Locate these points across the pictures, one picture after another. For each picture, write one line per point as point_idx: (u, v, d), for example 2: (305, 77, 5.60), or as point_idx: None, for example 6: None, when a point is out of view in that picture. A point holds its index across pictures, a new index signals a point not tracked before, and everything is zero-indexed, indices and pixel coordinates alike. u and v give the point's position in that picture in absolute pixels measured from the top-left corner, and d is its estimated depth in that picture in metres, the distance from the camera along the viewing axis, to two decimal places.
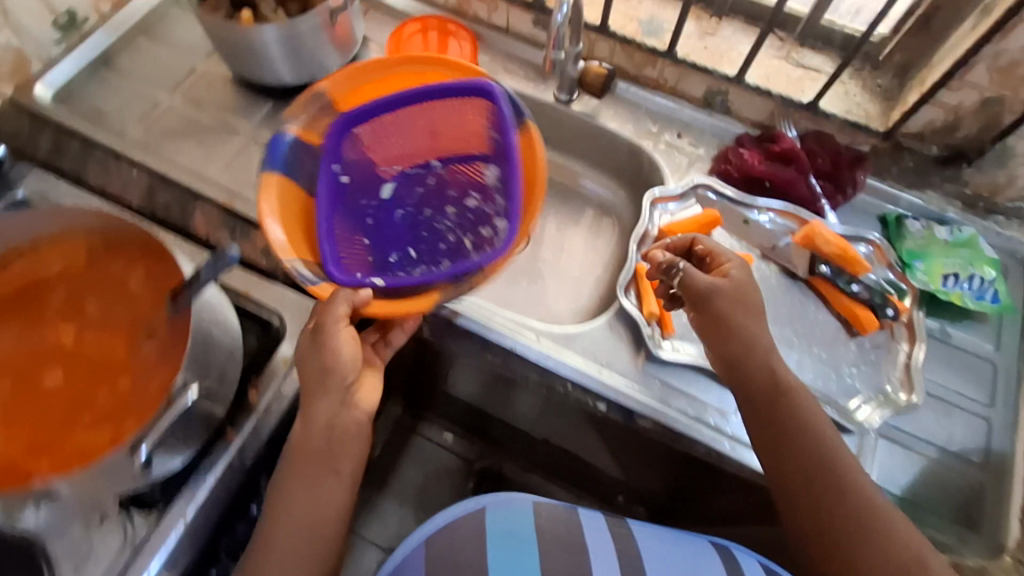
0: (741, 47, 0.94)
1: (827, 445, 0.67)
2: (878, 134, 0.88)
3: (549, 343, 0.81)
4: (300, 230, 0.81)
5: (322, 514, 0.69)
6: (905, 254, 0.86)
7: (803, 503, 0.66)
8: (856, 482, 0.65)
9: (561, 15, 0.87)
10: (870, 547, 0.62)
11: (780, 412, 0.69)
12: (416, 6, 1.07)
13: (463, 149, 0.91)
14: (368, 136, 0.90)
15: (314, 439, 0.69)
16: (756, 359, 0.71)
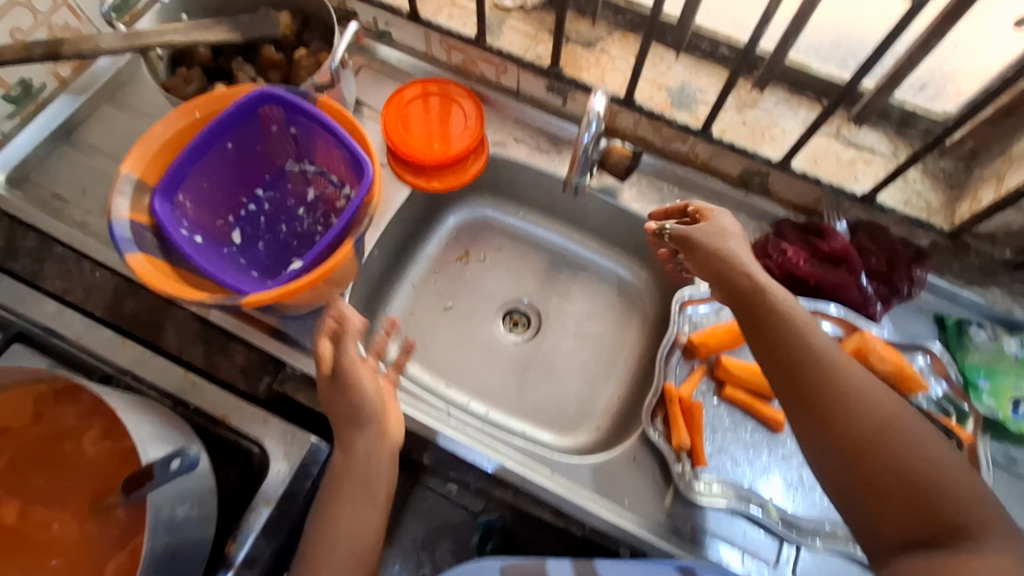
0: (785, 122, 0.83)
1: (810, 331, 0.58)
2: (942, 233, 0.77)
3: (565, 482, 0.71)
4: (185, 284, 0.66)
5: (366, 541, 0.62)
6: (968, 370, 0.77)
7: (806, 400, 0.55)
8: (848, 368, 0.56)
9: (589, 134, 0.72)
10: (891, 438, 0.51)
11: (761, 310, 0.60)
12: (417, 65, 0.96)
13: (281, 158, 0.78)
14: (194, 199, 0.72)
15: (351, 474, 0.63)
16: (732, 269, 0.64)
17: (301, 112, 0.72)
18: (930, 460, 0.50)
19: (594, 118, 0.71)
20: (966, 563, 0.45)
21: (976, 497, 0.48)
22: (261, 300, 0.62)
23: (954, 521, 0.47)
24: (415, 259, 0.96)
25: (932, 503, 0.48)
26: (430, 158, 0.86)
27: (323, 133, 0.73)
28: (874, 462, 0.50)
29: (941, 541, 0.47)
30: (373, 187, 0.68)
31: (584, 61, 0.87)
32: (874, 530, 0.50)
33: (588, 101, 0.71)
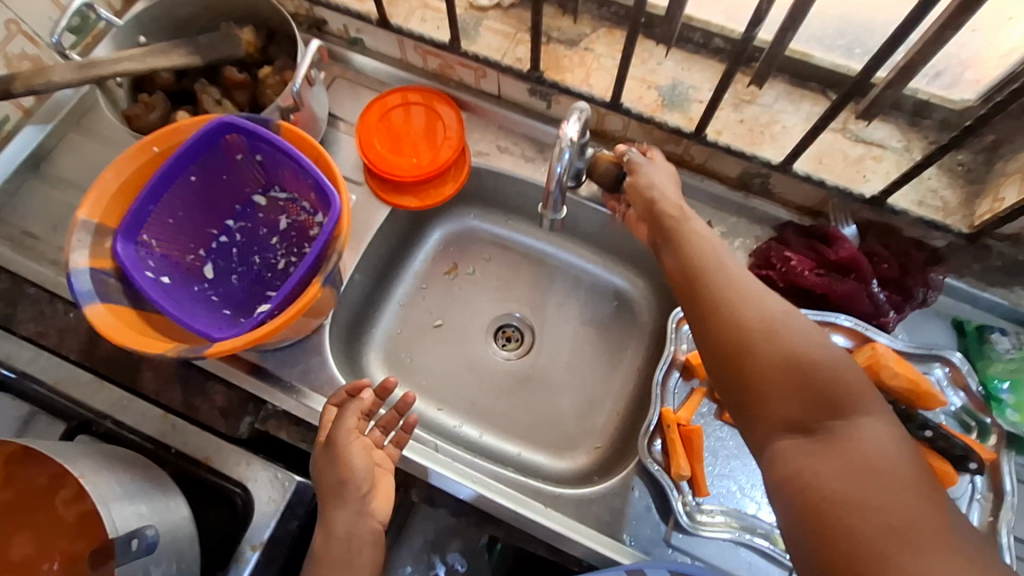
0: (786, 118, 0.76)
1: (704, 249, 0.59)
2: (962, 235, 0.71)
3: (559, 515, 0.69)
4: (151, 334, 0.64)
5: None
6: (990, 380, 0.72)
7: (694, 305, 0.56)
8: (733, 270, 0.56)
9: (561, 165, 0.63)
10: (773, 334, 0.50)
11: (671, 234, 0.62)
12: (393, 72, 0.91)
13: (250, 185, 0.74)
14: (160, 236, 0.70)
15: (332, 556, 0.61)
16: (649, 201, 0.67)
17: (262, 139, 0.68)
18: (811, 352, 0.49)
19: (567, 148, 0.62)
20: (849, 445, 0.45)
21: (858, 383, 0.48)
22: (226, 350, 0.59)
23: (838, 407, 0.47)
24: (401, 276, 0.93)
25: (816, 391, 0.48)
26: (409, 174, 0.83)
27: (288, 161, 0.69)
28: (757, 355, 0.50)
29: (824, 427, 0.47)
30: (341, 218, 0.63)
31: (567, 61, 0.81)
32: (764, 425, 0.49)
33: (560, 128, 0.61)
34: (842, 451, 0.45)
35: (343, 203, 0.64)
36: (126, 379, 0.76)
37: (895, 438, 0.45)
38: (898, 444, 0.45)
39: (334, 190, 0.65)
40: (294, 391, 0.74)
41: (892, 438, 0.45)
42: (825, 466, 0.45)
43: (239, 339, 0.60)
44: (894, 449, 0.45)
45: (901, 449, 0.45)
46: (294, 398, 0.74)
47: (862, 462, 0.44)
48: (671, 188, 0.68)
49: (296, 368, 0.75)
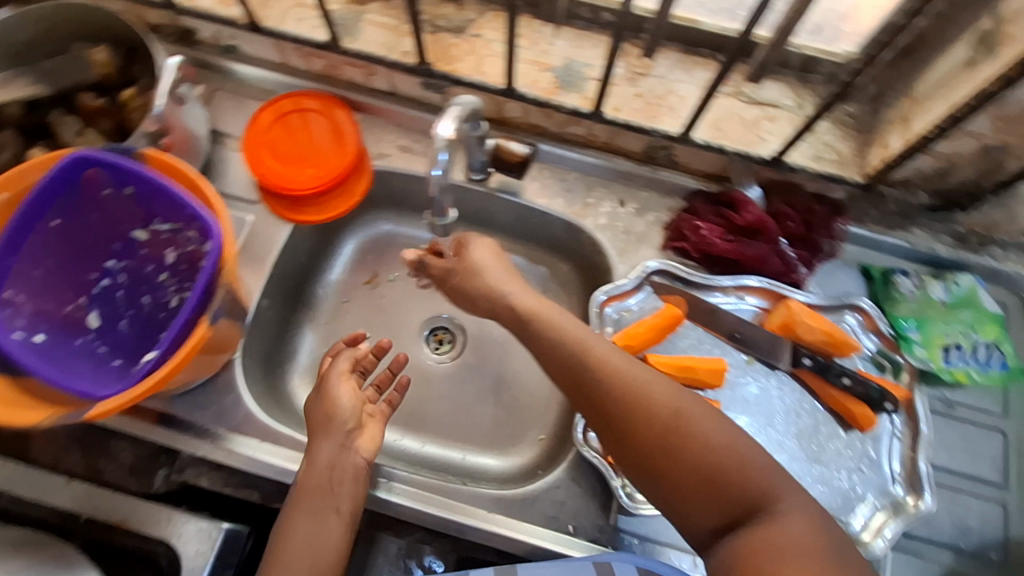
0: (681, 88, 0.76)
1: (590, 347, 0.56)
2: (856, 185, 0.73)
3: (504, 518, 0.68)
4: (24, 404, 0.57)
5: (320, 556, 0.57)
6: (898, 322, 0.74)
7: (606, 417, 0.54)
8: (631, 369, 0.55)
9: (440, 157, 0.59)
10: (682, 435, 0.51)
11: (552, 339, 0.58)
12: (277, 78, 0.85)
13: (124, 222, 0.68)
14: (28, 291, 0.63)
15: (314, 481, 0.61)
16: (502, 310, 0.63)
17: (125, 170, 0.62)
18: (721, 449, 0.50)
19: (443, 150, 0.54)
20: (769, 538, 0.47)
21: (766, 469, 0.50)
22: (110, 410, 0.54)
23: (755, 497, 0.49)
24: (319, 293, 0.88)
25: (732, 487, 0.49)
26: (308, 187, 0.78)
27: (159, 191, 0.63)
28: (678, 462, 0.50)
29: (745, 517, 0.49)
30: (225, 245, 0.58)
31: (457, 50, 0.78)
32: (691, 525, 0.51)
33: (432, 128, 0.55)
34: (763, 541, 0.47)
35: (226, 231, 0.59)
36: (22, 451, 0.70)
37: (806, 516, 0.48)
38: (809, 518, 0.48)
39: (213, 217, 0.60)
40: (210, 435, 0.69)
41: (805, 515, 0.49)
42: (750, 563, 0.47)
43: (125, 394, 0.55)
44: (809, 527, 0.48)
45: (814, 526, 0.48)
46: (211, 442, 0.69)
47: (783, 549, 0.46)
48: (531, 291, 0.63)
49: (209, 410, 0.70)
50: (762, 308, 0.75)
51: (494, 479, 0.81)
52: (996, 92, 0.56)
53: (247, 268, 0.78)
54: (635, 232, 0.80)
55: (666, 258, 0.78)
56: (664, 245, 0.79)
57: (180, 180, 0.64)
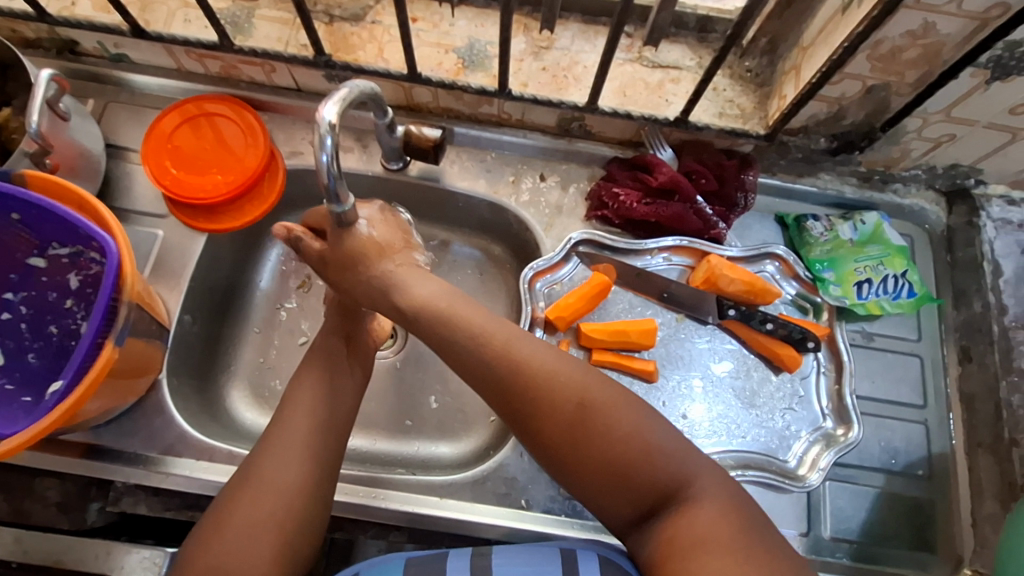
0: (585, 58, 0.76)
1: (489, 339, 0.53)
2: (760, 137, 0.75)
3: (455, 501, 0.69)
4: None
5: (334, 413, 0.56)
6: (814, 264, 0.77)
7: (517, 417, 0.52)
8: (536, 365, 0.52)
9: (327, 156, 0.53)
10: (590, 424, 0.50)
11: (451, 341, 0.54)
12: (174, 86, 0.81)
13: (16, 251, 0.64)
14: None
15: (327, 343, 0.62)
16: (395, 297, 0.57)
17: (5, 195, 0.58)
18: (631, 438, 0.50)
19: (328, 132, 0.52)
20: (684, 523, 0.47)
21: (681, 458, 0.50)
22: (15, 447, 0.51)
23: (669, 484, 0.49)
24: (248, 302, 0.86)
25: (646, 477, 0.49)
26: (216, 194, 0.75)
27: (46, 214, 0.59)
28: (589, 456, 0.50)
29: (659, 506, 0.49)
30: (122, 262, 0.56)
31: (356, 39, 0.76)
32: (604, 512, 0.51)
33: (316, 112, 0.52)
34: (674, 537, 0.47)
35: (121, 248, 0.57)
36: None
37: (721, 508, 0.48)
38: (726, 505, 0.48)
39: (106, 234, 0.58)
40: (142, 461, 0.67)
41: (719, 506, 0.48)
42: (669, 549, 0.47)
43: (30, 428, 0.52)
44: (721, 518, 0.47)
45: (727, 515, 0.48)
46: (144, 468, 0.67)
47: (695, 537, 0.46)
48: (430, 281, 0.57)
49: (138, 436, 0.68)
50: (686, 266, 0.77)
51: (447, 466, 0.80)
52: (869, 32, 0.58)
53: (163, 286, 0.75)
54: (558, 206, 0.80)
55: (591, 228, 0.79)
56: (587, 216, 0.79)
57: (68, 200, 0.61)
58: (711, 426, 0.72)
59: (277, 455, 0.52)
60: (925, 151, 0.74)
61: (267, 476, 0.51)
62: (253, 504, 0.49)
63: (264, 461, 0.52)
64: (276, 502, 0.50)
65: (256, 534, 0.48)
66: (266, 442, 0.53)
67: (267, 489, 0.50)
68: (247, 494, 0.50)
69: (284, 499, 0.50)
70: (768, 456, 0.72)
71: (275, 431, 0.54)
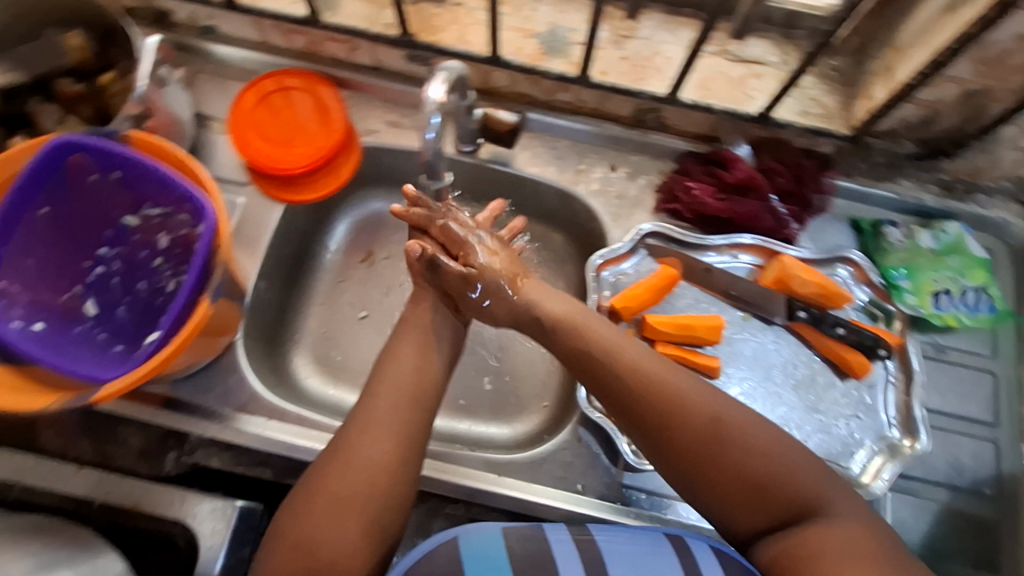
0: (667, 49, 0.76)
1: (618, 357, 0.56)
2: (844, 137, 0.74)
3: (512, 481, 0.70)
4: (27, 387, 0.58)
5: (422, 384, 0.58)
6: (889, 272, 0.75)
7: (651, 436, 0.54)
8: (671, 384, 0.54)
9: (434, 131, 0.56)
10: (725, 441, 0.51)
11: (586, 357, 0.57)
12: (259, 58, 0.84)
13: (114, 210, 0.67)
14: (22, 280, 0.62)
15: (420, 317, 0.63)
16: (526, 318, 0.62)
17: (113, 154, 0.61)
18: (765, 454, 0.51)
19: (436, 111, 0.55)
20: (821, 535, 0.49)
21: (816, 475, 0.51)
22: (117, 390, 0.54)
23: (806, 501, 0.50)
24: (315, 273, 0.88)
25: (781, 494, 0.50)
26: (298, 166, 0.78)
27: (148, 174, 0.62)
28: (723, 472, 0.51)
29: (794, 520, 0.50)
30: (218, 226, 0.59)
31: (440, 21, 0.78)
32: (739, 530, 0.52)
33: (423, 92, 0.55)
34: (807, 549, 0.48)
35: (217, 209, 0.60)
36: (26, 442, 0.71)
37: (857, 524, 0.49)
38: (861, 524, 0.50)
39: (203, 196, 0.60)
40: (216, 416, 0.70)
41: (856, 523, 0.50)
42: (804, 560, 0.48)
43: (130, 374, 0.55)
44: (858, 534, 0.49)
45: (865, 532, 0.49)
46: (218, 423, 0.69)
47: (834, 549, 0.48)
48: (565, 301, 0.61)
49: (214, 392, 0.71)
50: (756, 265, 0.76)
51: (502, 446, 0.81)
52: (977, 33, 0.57)
53: (242, 251, 0.78)
54: (628, 197, 0.80)
55: (660, 221, 0.79)
56: (657, 209, 0.79)
57: (167, 161, 0.64)
58: None
59: (364, 433, 0.53)
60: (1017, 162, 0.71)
61: (357, 453, 0.52)
62: (342, 480, 0.51)
63: (352, 438, 0.53)
64: (366, 477, 0.52)
65: (344, 509, 0.51)
66: (355, 417, 0.55)
67: (354, 464, 0.52)
68: (340, 463, 0.52)
69: (374, 476, 0.52)
70: (829, 461, 0.71)
71: (365, 409, 0.55)
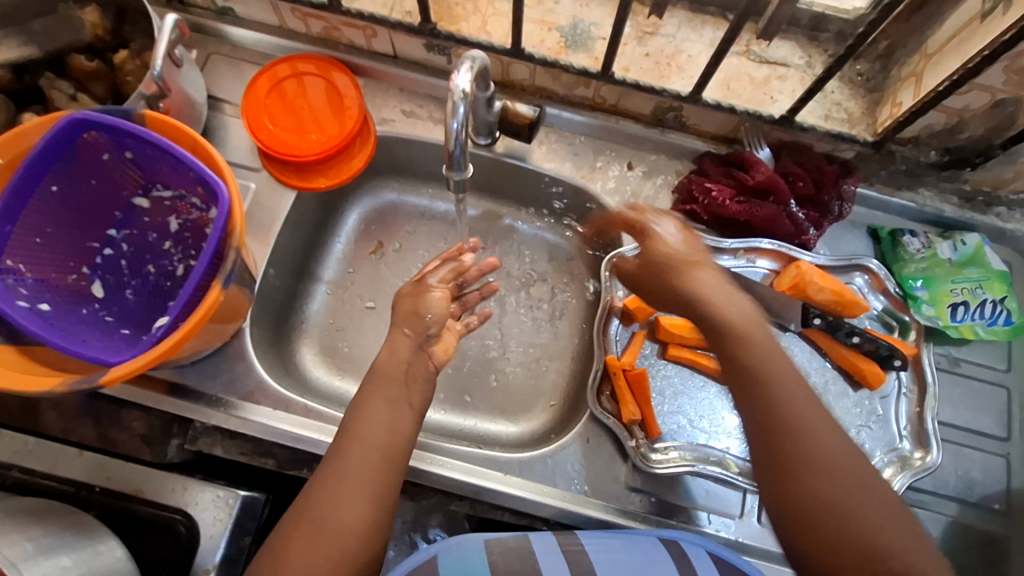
0: (690, 47, 0.75)
1: (762, 371, 0.53)
2: (867, 144, 0.72)
3: (518, 480, 0.69)
4: (35, 370, 0.57)
5: (392, 445, 0.56)
6: (906, 281, 0.74)
7: (769, 451, 0.51)
8: (801, 410, 0.52)
9: (458, 121, 0.55)
10: (834, 486, 0.49)
11: (731, 358, 0.55)
12: (274, 42, 0.82)
13: (124, 191, 0.67)
14: (30, 260, 0.61)
15: (398, 359, 0.62)
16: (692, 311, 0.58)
17: (126, 134, 0.60)
18: (869, 517, 0.48)
19: (461, 100, 0.53)
20: None
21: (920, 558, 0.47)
22: (125, 374, 0.54)
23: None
24: (324, 261, 0.87)
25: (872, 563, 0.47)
26: (310, 153, 0.76)
27: (161, 154, 0.61)
28: (820, 513, 0.49)
29: None
30: (233, 208, 0.58)
31: (461, 10, 0.76)
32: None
33: (449, 80, 0.53)
34: None
35: (230, 193, 0.58)
36: (27, 423, 0.70)
37: None
38: None
39: (219, 180, 0.59)
40: (221, 404, 0.69)
41: None
42: None
43: (140, 358, 0.54)
44: None
45: None
46: (223, 411, 0.68)
47: None
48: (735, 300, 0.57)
49: (220, 379, 0.70)
50: (771, 270, 0.75)
51: (508, 445, 0.79)
52: (1013, 42, 0.55)
53: (252, 237, 0.76)
54: (644, 197, 0.79)
55: (676, 221, 0.78)
56: (673, 209, 0.78)
57: (182, 142, 0.62)
58: None
59: (329, 493, 0.52)
60: None
61: (328, 518, 0.51)
62: (304, 545, 0.50)
63: (319, 500, 0.52)
64: (330, 544, 0.50)
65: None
66: (320, 481, 0.53)
67: (317, 529, 0.51)
68: (307, 531, 0.51)
69: (340, 544, 0.50)
70: None
71: (331, 472, 0.54)
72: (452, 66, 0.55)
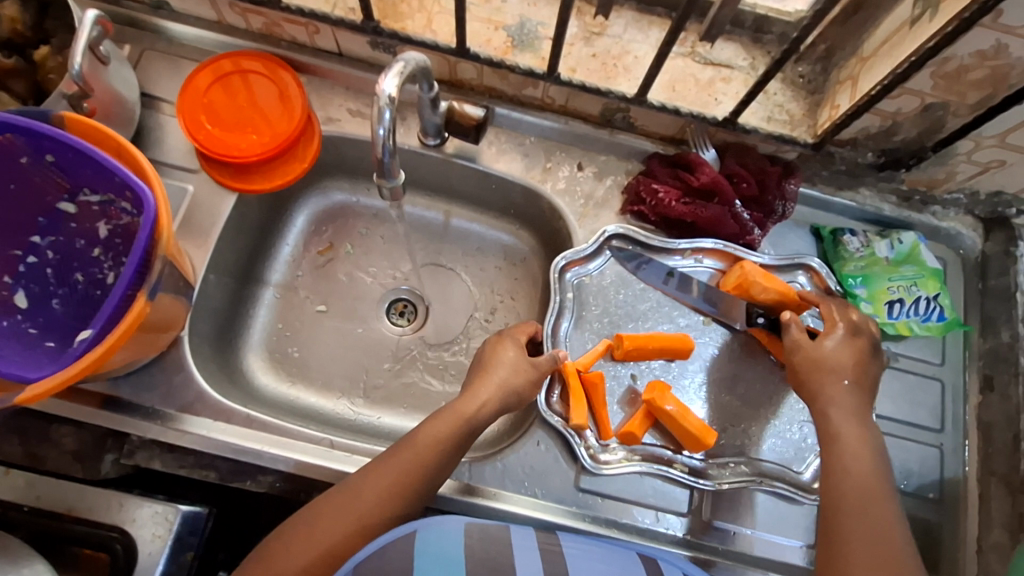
0: (637, 47, 0.75)
1: (850, 480, 0.59)
2: (807, 146, 0.74)
3: (469, 484, 0.68)
4: None
5: (432, 471, 0.61)
6: (846, 280, 0.76)
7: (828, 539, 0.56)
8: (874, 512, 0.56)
9: (384, 127, 0.54)
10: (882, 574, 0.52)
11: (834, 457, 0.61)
12: (211, 38, 0.79)
13: (47, 197, 0.63)
14: None
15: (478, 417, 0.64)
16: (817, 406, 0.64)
17: (43, 137, 0.57)
18: None
19: (387, 106, 0.53)
20: None
21: None
22: (41, 392, 0.51)
23: None
24: (270, 264, 0.85)
25: None
26: (252, 154, 0.74)
27: (83, 159, 0.58)
28: None
29: None
30: (158, 216, 0.55)
31: (406, 7, 0.75)
32: None
33: (375, 85, 0.53)
34: None
35: (157, 204, 0.56)
36: None
37: None
38: None
39: (144, 185, 0.57)
40: (159, 417, 0.66)
41: None
42: None
43: (55, 377, 0.51)
44: None
45: None
46: (161, 424, 0.66)
47: None
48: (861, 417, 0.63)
49: (157, 391, 0.67)
50: (717, 269, 0.76)
51: None
52: (939, 48, 0.57)
53: (189, 242, 0.74)
54: (594, 197, 0.79)
55: (625, 223, 0.78)
56: (623, 210, 0.79)
57: (105, 146, 0.60)
58: (725, 432, 0.72)
59: (376, 490, 0.58)
60: (971, 175, 0.72)
61: (349, 499, 0.58)
62: (339, 533, 0.56)
63: (357, 483, 0.59)
64: (358, 538, 0.57)
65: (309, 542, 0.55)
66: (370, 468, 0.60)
67: (358, 519, 0.57)
68: (331, 505, 0.58)
69: (349, 523, 0.57)
70: (782, 466, 0.72)
71: (378, 466, 0.60)
72: (380, 74, 0.54)
